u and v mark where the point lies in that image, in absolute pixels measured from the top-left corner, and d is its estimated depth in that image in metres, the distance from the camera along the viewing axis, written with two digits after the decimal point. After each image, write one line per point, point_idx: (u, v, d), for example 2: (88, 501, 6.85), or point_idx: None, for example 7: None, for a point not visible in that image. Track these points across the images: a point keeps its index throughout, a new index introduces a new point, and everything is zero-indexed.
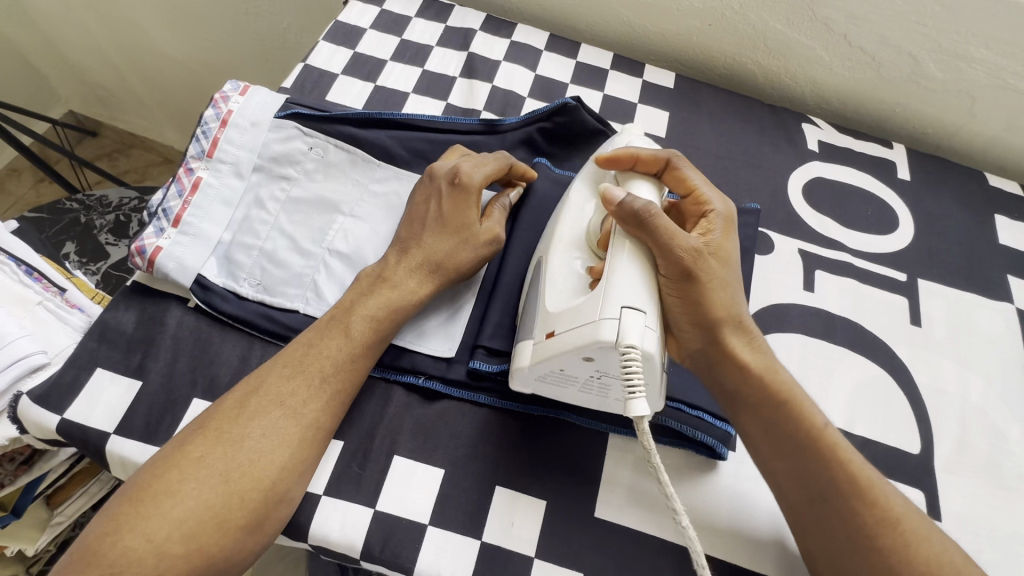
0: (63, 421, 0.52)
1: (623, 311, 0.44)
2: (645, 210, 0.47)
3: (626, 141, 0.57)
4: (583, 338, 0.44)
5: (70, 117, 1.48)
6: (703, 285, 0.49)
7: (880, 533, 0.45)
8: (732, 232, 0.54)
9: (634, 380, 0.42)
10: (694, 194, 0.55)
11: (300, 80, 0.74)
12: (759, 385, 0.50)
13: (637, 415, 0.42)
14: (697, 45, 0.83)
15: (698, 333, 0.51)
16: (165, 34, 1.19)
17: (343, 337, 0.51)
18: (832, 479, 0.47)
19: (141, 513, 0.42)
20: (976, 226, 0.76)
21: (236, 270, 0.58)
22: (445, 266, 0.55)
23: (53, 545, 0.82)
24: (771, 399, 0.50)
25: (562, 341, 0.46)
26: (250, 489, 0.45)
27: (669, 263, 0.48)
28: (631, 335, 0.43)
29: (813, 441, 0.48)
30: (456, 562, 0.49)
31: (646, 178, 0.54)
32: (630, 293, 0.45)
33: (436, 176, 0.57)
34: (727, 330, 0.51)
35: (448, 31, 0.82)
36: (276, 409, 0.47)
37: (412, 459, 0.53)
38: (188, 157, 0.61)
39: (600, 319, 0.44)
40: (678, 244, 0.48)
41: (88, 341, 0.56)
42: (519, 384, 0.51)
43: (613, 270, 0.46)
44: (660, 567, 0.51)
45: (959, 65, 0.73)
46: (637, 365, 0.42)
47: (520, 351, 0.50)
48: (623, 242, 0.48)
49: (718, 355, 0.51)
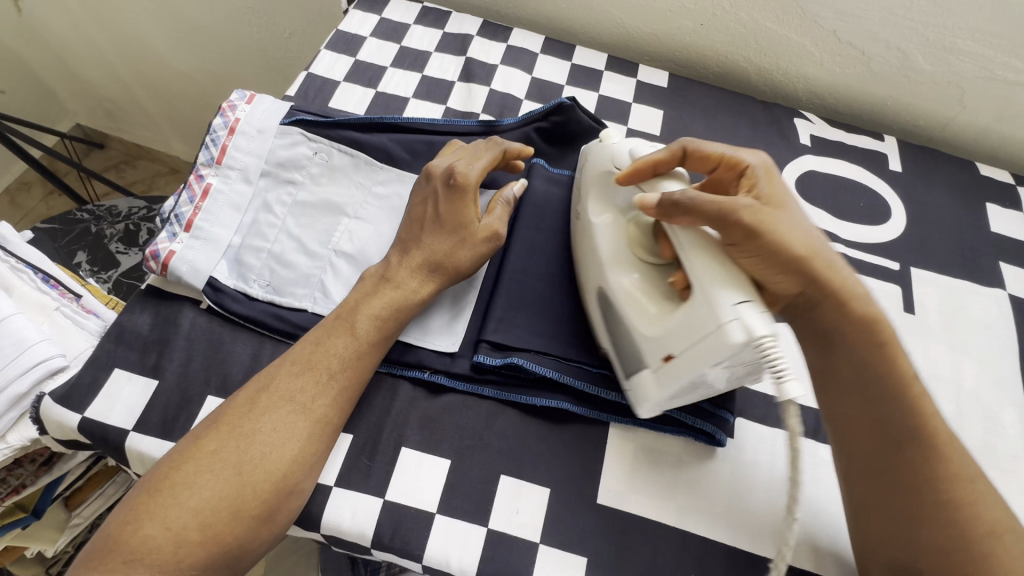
0: (84, 420, 0.54)
1: (738, 308, 0.43)
2: (684, 198, 0.49)
3: (631, 148, 0.57)
4: (710, 353, 0.44)
5: (78, 130, 1.52)
6: (768, 236, 0.48)
7: (949, 488, 0.46)
8: (776, 178, 0.54)
9: (779, 366, 0.43)
10: (724, 160, 0.55)
11: (303, 87, 0.77)
12: (857, 326, 0.49)
13: (792, 396, 0.44)
14: (689, 45, 0.85)
15: (794, 276, 0.49)
16: (172, 46, 1.21)
17: (348, 336, 0.53)
18: (909, 429, 0.47)
19: (160, 501, 0.44)
20: (967, 214, 0.77)
21: (246, 272, 0.60)
22: (444, 266, 0.57)
23: (72, 546, 0.84)
24: (862, 344, 0.49)
25: (688, 363, 0.46)
26: (263, 481, 0.46)
27: (728, 227, 0.48)
28: (758, 327, 0.43)
29: (899, 387, 0.48)
30: (464, 549, 0.51)
31: (673, 177, 0.54)
32: (728, 291, 0.45)
33: (433, 177, 0.59)
34: (819, 267, 0.49)
35: (446, 37, 0.85)
36: (286, 405, 0.49)
37: (419, 450, 0.55)
38: (198, 164, 0.64)
39: (721, 325, 0.43)
40: (730, 206, 0.48)
41: (106, 343, 0.58)
42: (649, 408, 0.52)
43: (700, 277, 0.46)
44: (661, 550, 0.52)
45: (947, 58, 0.75)
46: (779, 354, 0.43)
47: (640, 382, 0.51)
48: (683, 232, 0.50)
49: (817, 295, 0.50)
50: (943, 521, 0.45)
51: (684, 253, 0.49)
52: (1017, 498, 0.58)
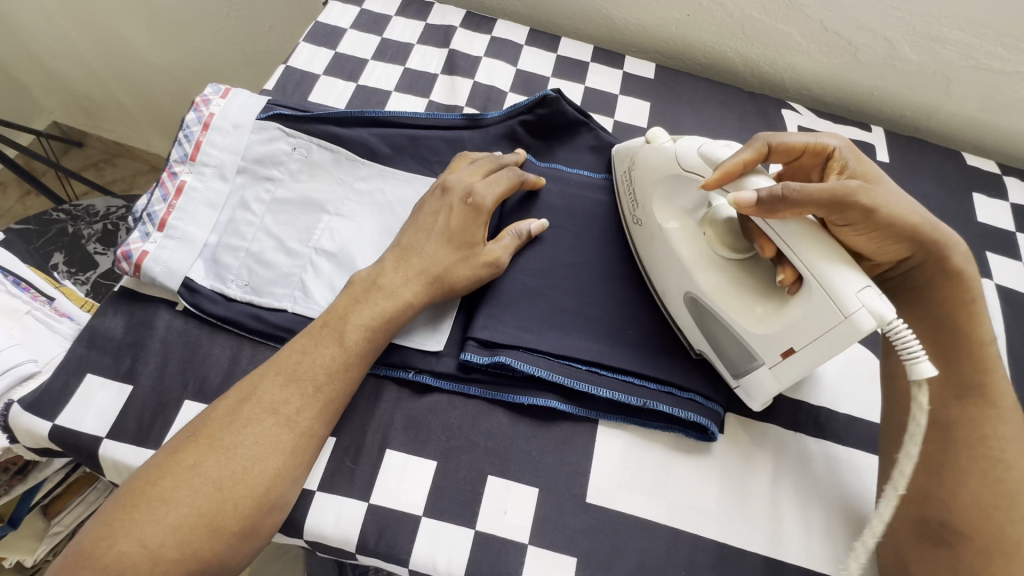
0: (55, 427, 0.52)
1: (862, 295, 0.43)
2: (791, 191, 0.46)
3: (706, 151, 0.54)
4: (841, 343, 0.44)
5: (55, 129, 1.47)
6: (885, 212, 0.48)
7: (999, 448, 0.47)
8: (861, 156, 0.54)
9: (910, 346, 0.44)
10: (808, 147, 0.54)
11: (282, 81, 0.75)
12: (958, 280, 0.51)
13: (926, 375, 0.44)
14: (676, 37, 0.84)
15: (905, 242, 0.50)
16: (148, 41, 1.18)
17: (337, 345, 0.51)
18: (978, 385, 0.49)
19: (135, 518, 0.43)
20: (955, 204, 0.77)
21: (224, 272, 0.59)
22: (442, 281, 0.56)
23: (51, 554, 0.81)
24: (956, 304, 0.51)
25: (815, 354, 0.47)
26: (244, 496, 0.45)
27: (842, 210, 0.47)
28: (886, 311, 0.43)
29: (982, 350, 0.50)
30: (451, 552, 0.50)
31: (760, 172, 0.50)
32: (849, 278, 0.44)
33: (450, 192, 0.59)
34: (929, 232, 0.50)
35: (428, 29, 0.83)
36: (268, 418, 0.48)
37: (404, 452, 0.54)
38: (171, 161, 0.62)
39: (850, 317, 0.43)
40: (842, 190, 0.46)
41: (77, 348, 0.56)
42: (765, 398, 0.53)
43: (812, 265, 0.45)
44: (651, 549, 0.52)
45: (933, 47, 0.75)
46: (908, 331, 0.43)
47: (758, 376, 0.52)
48: (785, 224, 0.47)
49: (924, 257, 0.51)
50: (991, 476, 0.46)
51: (790, 245, 0.46)
52: None
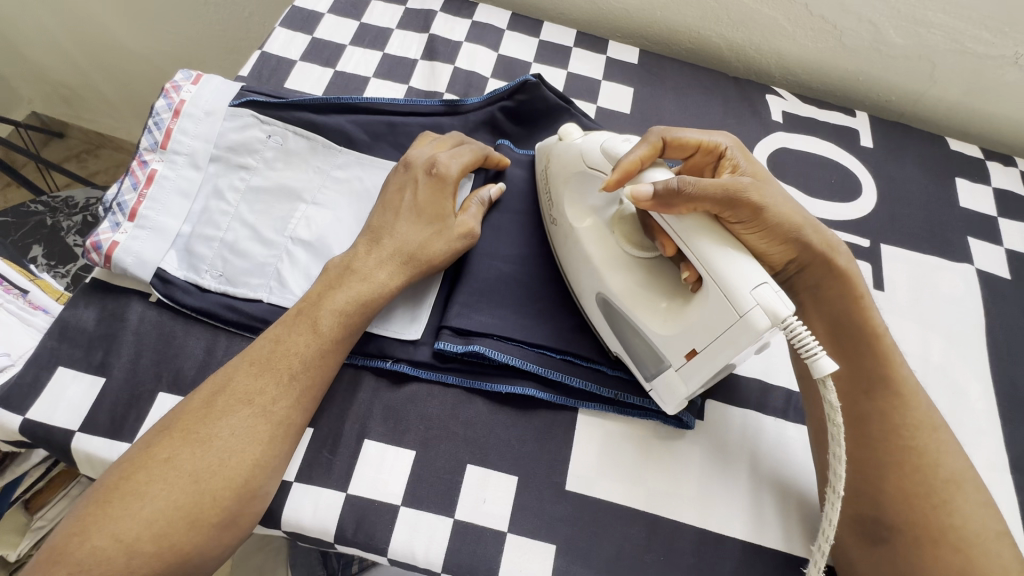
0: (26, 421, 0.52)
1: (756, 291, 0.43)
2: (683, 185, 0.45)
3: (605, 147, 0.53)
4: (739, 342, 0.44)
5: (34, 119, 1.43)
6: (771, 210, 0.49)
7: (913, 435, 0.49)
8: (749, 155, 0.56)
9: (808, 343, 0.43)
10: (701, 146, 0.54)
11: (258, 67, 0.73)
12: (841, 282, 0.53)
13: (826, 371, 0.43)
14: (661, 21, 0.82)
15: (791, 243, 0.52)
16: (126, 28, 1.16)
17: (311, 333, 0.50)
18: (882, 378, 0.51)
19: (109, 514, 0.42)
20: (937, 189, 0.77)
21: (197, 262, 0.58)
22: (417, 258, 0.55)
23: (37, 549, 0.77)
24: (845, 303, 0.53)
25: (714, 355, 0.46)
26: (222, 488, 0.44)
27: (735, 208, 0.48)
28: (780, 307, 0.42)
29: (873, 336, 0.52)
30: (430, 541, 0.50)
31: (659, 165, 0.50)
32: (746, 274, 0.43)
33: (413, 166, 0.58)
34: (812, 233, 0.52)
35: (408, 13, 0.81)
36: (244, 408, 0.47)
37: (382, 442, 0.53)
38: (141, 149, 0.60)
39: (744, 315, 0.42)
40: (732, 188, 0.47)
41: (48, 340, 0.55)
42: (675, 405, 0.51)
43: (710, 263, 0.45)
44: (631, 535, 0.52)
45: (918, 31, 0.74)
46: (805, 330, 0.43)
47: (665, 381, 0.51)
48: (681, 220, 0.47)
49: (810, 259, 0.53)
50: (907, 466, 0.48)
51: (687, 240, 0.46)
52: (983, 470, 0.58)
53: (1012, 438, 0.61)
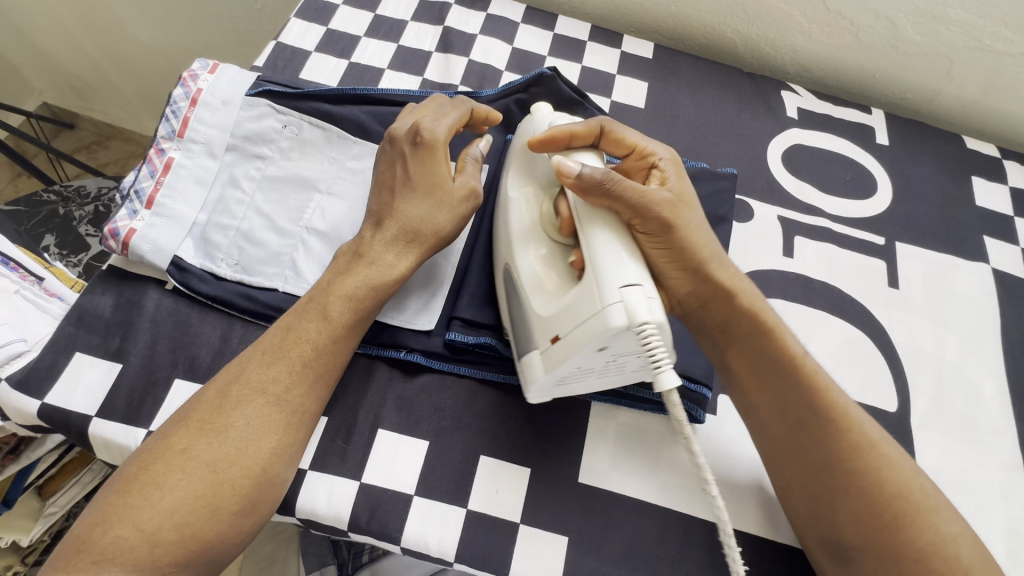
0: (44, 405, 0.52)
1: (624, 291, 0.42)
2: (606, 178, 0.46)
3: (548, 121, 0.55)
4: (592, 335, 0.43)
5: (45, 109, 1.43)
6: (680, 233, 0.48)
7: (850, 457, 0.47)
8: (683, 174, 0.53)
9: (657, 353, 0.42)
10: (635, 149, 0.54)
11: (272, 58, 0.73)
12: (749, 318, 0.51)
13: (667, 386, 0.42)
14: (676, 16, 0.82)
15: (690, 276, 0.50)
16: (139, 19, 1.16)
17: (321, 320, 0.50)
18: (806, 405, 0.49)
19: (129, 504, 0.42)
20: (953, 188, 0.76)
21: (213, 250, 0.58)
22: (422, 234, 0.54)
23: (48, 535, 0.78)
24: (756, 335, 0.51)
25: (570, 343, 0.44)
26: (240, 476, 0.45)
27: (645, 218, 0.47)
28: (641, 312, 0.41)
29: (793, 368, 0.50)
30: (442, 531, 0.50)
31: (587, 150, 0.52)
32: (623, 272, 0.43)
33: (397, 139, 0.55)
34: (716, 268, 0.50)
35: (422, 5, 0.81)
36: (257, 398, 0.47)
37: (396, 431, 0.54)
38: (158, 137, 0.61)
39: (605, 308, 0.42)
40: (646, 199, 0.47)
41: (65, 326, 0.55)
42: (536, 393, 0.51)
43: (596, 256, 0.45)
44: (642, 529, 0.52)
45: (937, 28, 0.73)
46: (657, 340, 0.41)
47: (528, 364, 0.49)
48: (592, 211, 0.47)
49: (711, 294, 0.51)
50: (850, 493, 0.46)
51: (582, 225, 0.47)
52: (995, 470, 0.58)
53: None
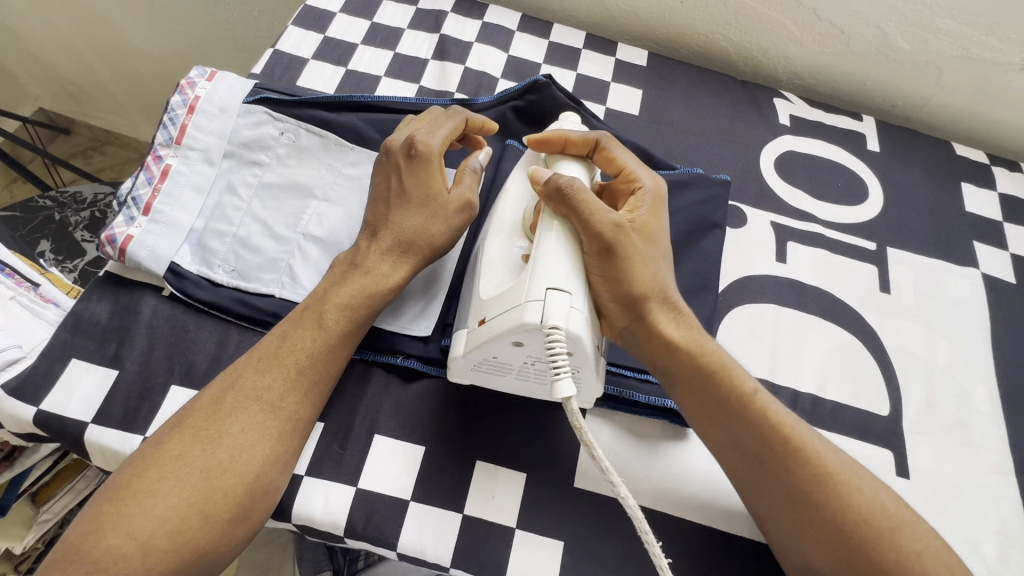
0: (40, 412, 0.52)
1: (548, 292, 0.44)
2: (568, 186, 0.48)
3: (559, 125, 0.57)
4: (508, 324, 0.44)
5: (41, 114, 1.43)
6: (622, 262, 0.48)
7: (810, 489, 0.46)
8: (660, 210, 0.54)
9: (559, 362, 0.43)
10: (624, 172, 0.54)
11: (270, 65, 0.74)
12: (690, 356, 0.50)
13: (562, 395, 0.42)
14: (669, 24, 0.83)
15: (625, 310, 0.50)
16: (136, 25, 1.16)
17: (316, 328, 0.51)
18: (757, 441, 0.48)
19: (122, 511, 0.42)
20: (943, 194, 0.77)
21: (210, 257, 0.58)
22: (418, 244, 0.54)
23: (41, 542, 0.78)
24: (701, 373, 0.50)
25: (492, 328, 0.46)
26: (233, 484, 0.45)
27: (589, 239, 0.48)
28: (556, 316, 0.43)
29: (740, 403, 0.49)
30: (439, 536, 0.50)
31: (576, 160, 0.54)
32: (555, 275, 0.45)
33: (394, 151, 0.56)
34: (653, 304, 0.50)
35: (419, 13, 0.82)
36: (253, 405, 0.47)
37: (392, 437, 0.54)
38: (156, 144, 0.61)
39: (525, 303, 0.44)
40: (598, 219, 0.48)
41: (61, 332, 0.55)
42: (456, 373, 0.52)
43: (541, 253, 0.47)
44: (637, 534, 0.52)
45: (925, 36, 0.75)
46: (562, 347, 0.43)
47: (456, 339, 0.51)
48: (553, 217, 0.49)
49: (646, 329, 0.50)
50: (814, 524, 0.46)
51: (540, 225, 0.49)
52: (985, 473, 0.59)
53: (1016, 442, 0.61)
